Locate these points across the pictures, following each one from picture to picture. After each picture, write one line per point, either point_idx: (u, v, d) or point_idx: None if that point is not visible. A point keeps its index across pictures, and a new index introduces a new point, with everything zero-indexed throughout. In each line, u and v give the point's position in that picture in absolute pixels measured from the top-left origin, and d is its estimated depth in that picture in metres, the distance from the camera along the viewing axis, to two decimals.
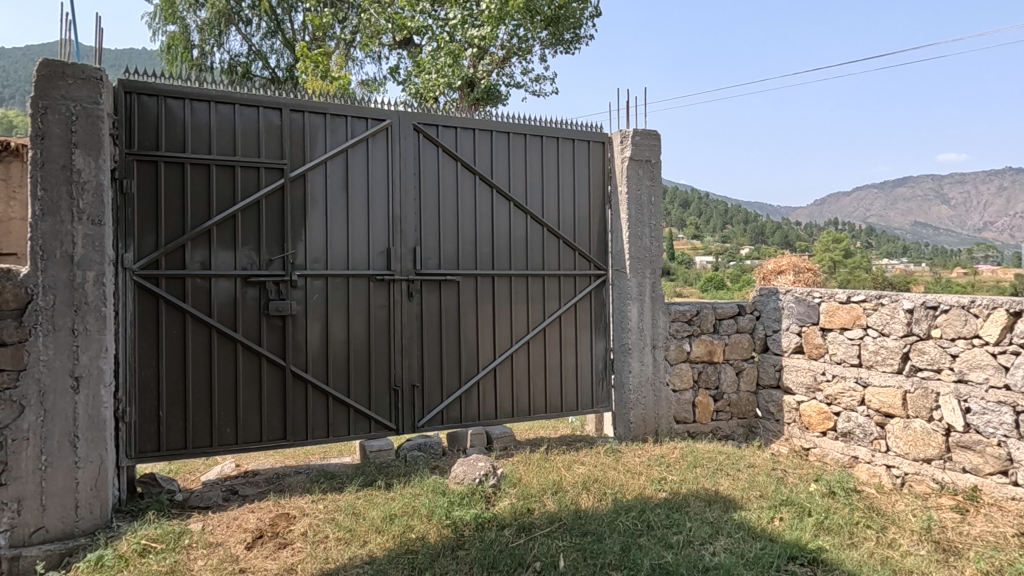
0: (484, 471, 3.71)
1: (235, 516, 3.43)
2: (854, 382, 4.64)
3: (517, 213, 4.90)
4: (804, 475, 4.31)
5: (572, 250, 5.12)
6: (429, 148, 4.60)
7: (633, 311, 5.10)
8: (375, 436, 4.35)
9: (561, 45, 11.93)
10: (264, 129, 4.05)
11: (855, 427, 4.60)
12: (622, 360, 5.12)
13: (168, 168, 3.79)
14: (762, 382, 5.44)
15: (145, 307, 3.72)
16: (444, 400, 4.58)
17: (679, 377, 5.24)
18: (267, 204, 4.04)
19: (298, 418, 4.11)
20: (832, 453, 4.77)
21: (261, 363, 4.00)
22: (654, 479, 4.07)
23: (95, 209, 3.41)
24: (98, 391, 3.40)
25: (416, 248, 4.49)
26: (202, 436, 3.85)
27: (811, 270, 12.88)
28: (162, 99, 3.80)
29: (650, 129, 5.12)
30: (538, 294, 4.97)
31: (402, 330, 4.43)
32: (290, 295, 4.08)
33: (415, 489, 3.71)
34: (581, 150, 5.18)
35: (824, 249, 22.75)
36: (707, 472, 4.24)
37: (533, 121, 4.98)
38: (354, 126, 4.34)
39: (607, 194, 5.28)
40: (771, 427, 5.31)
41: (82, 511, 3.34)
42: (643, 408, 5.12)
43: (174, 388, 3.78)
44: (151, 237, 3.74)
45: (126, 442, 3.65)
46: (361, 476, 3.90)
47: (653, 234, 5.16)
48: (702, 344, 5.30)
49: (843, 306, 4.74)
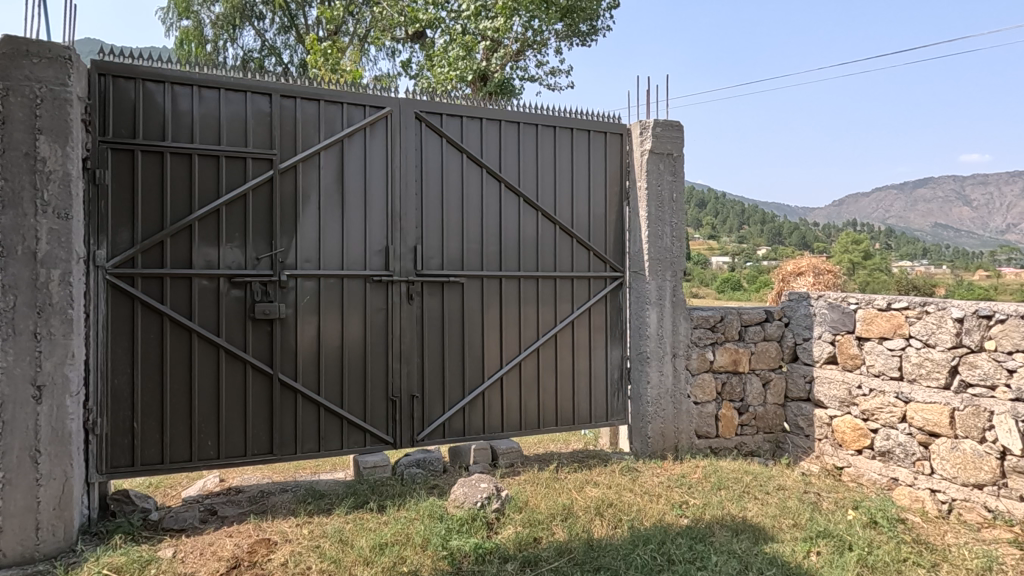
0: (487, 494, 3.36)
1: (210, 542, 3.11)
2: (894, 397, 4.23)
3: (527, 210, 4.54)
4: (840, 500, 3.91)
5: (587, 250, 4.75)
6: (432, 138, 4.25)
7: (652, 315, 4.72)
8: (370, 450, 4.02)
9: (576, 38, 11.52)
10: (252, 117, 3.73)
11: (895, 446, 4.20)
12: (640, 369, 4.74)
13: (146, 158, 3.48)
14: (791, 394, 5.04)
15: (119, 308, 3.41)
16: (446, 411, 4.24)
17: (701, 388, 4.84)
18: (254, 197, 3.72)
19: (286, 430, 3.79)
20: (868, 474, 4.37)
21: (247, 369, 3.68)
22: (674, 503, 3.69)
23: (61, 202, 3.10)
24: (63, 401, 3.09)
25: (417, 247, 4.16)
26: (180, 450, 3.54)
27: (831, 270, 12.23)
28: (140, 82, 3.49)
29: (672, 120, 4.73)
30: (549, 295, 4.61)
31: (402, 336, 4.10)
32: (278, 297, 3.76)
33: (410, 512, 3.36)
34: (598, 142, 4.81)
35: (844, 250, 22.17)
36: (733, 495, 3.85)
37: (546, 111, 4.62)
38: (350, 113, 4.01)
39: (625, 189, 4.90)
40: (800, 443, 4.91)
41: (43, 533, 3.03)
42: (662, 422, 4.73)
43: (151, 397, 3.48)
44: (127, 233, 3.43)
45: (97, 456, 3.35)
46: (352, 496, 3.57)
47: (674, 233, 4.77)
48: (727, 352, 4.91)
49: (883, 314, 4.33)
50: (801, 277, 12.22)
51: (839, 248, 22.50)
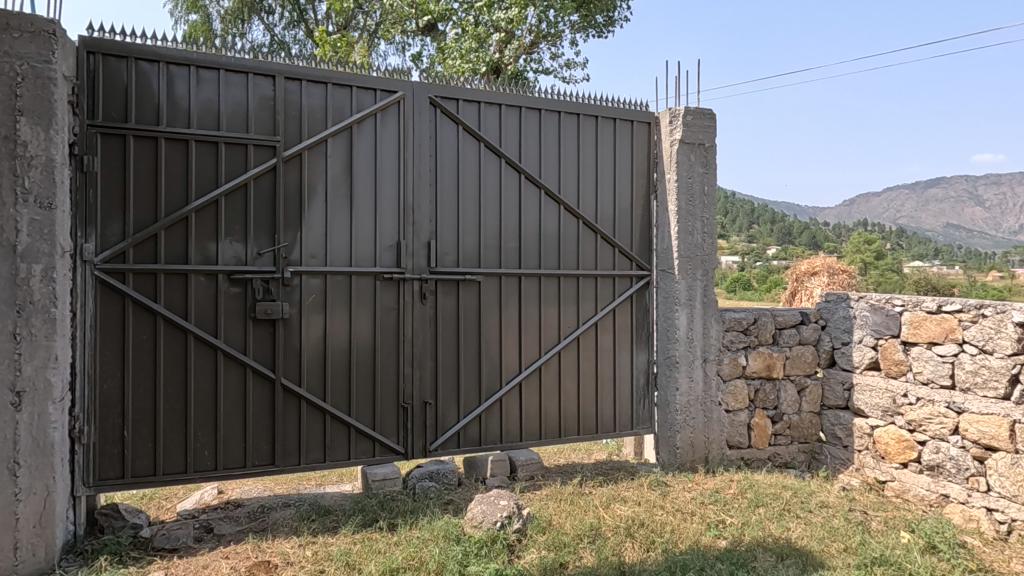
0: (507, 512, 3.07)
1: (205, 564, 2.83)
2: (945, 407, 3.90)
3: (549, 204, 4.25)
4: (889, 519, 3.59)
5: (611, 247, 4.45)
6: (447, 125, 3.96)
7: (682, 317, 4.41)
8: (379, 461, 3.74)
9: (592, 29, 11.18)
10: (255, 102, 3.45)
11: (946, 460, 3.87)
12: (668, 376, 4.44)
13: (139, 144, 3.21)
14: (827, 402, 4.73)
15: (109, 307, 3.14)
16: (460, 419, 3.95)
17: (733, 396, 4.53)
18: (256, 187, 3.44)
19: (289, 439, 3.52)
20: (915, 489, 4.04)
21: (247, 373, 3.41)
22: (709, 523, 3.39)
23: (44, 190, 2.83)
24: (45, 408, 2.82)
25: (431, 243, 3.87)
26: (174, 461, 3.28)
27: (845, 270, 11.78)
28: (133, 62, 3.21)
29: (704, 108, 4.42)
30: (571, 294, 4.32)
31: (414, 337, 3.81)
32: (281, 296, 3.48)
33: (422, 532, 3.08)
34: (624, 131, 4.50)
35: (856, 249, 21.74)
36: (772, 514, 3.55)
37: (570, 97, 4.32)
38: (361, 98, 3.72)
39: (652, 181, 4.59)
40: (838, 455, 4.60)
41: (22, 554, 2.77)
42: (692, 431, 4.42)
43: (142, 403, 3.22)
44: (118, 226, 3.16)
45: (84, 468, 3.08)
46: (360, 514, 3.28)
47: (706, 229, 4.46)
48: (760, 357, 4.60)
49: (932, 317, 4.00)
50: (817, 277, 11.78)
51: (851, 248, 22.12)
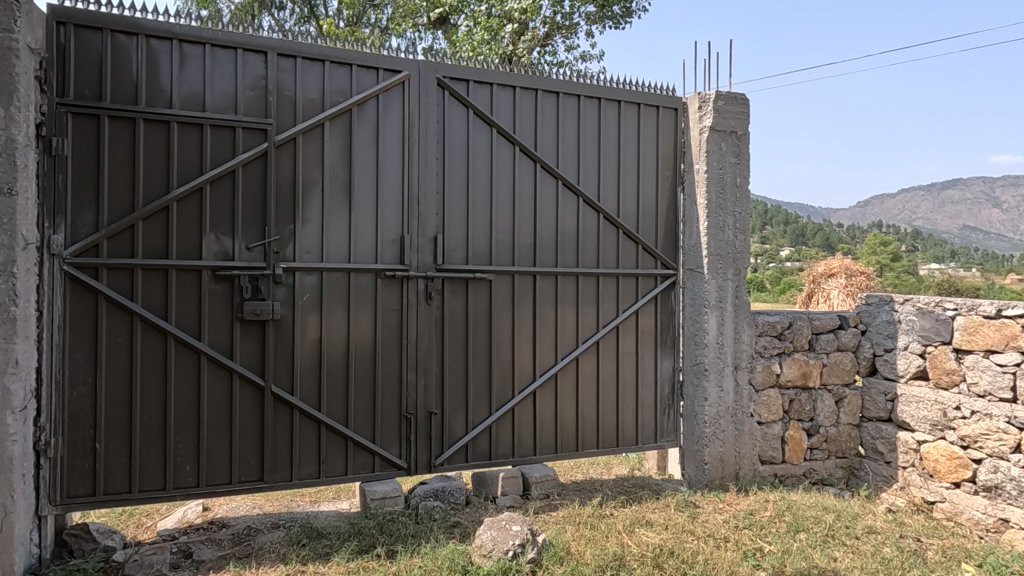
0: (521, 540, 2.73)
1: None
2: (1005, 422, 3.51)
3: (566, 197, 3.90)
4: (946, 548, 3.22)
5: (634, 244, 4.10)
6: (457, 109, 3.63)
7: (711, 320, 4.05)
8: (379, 477, 3.42)
9: (609, 20, 10.82)
10: (245, 80, 3.13)
11: (1006, 481, 3.49)
12: (695, 385, 4.09)
13: (115, 125, 2.90)
14: (868, 414, 4.36)
15: (80, 305, 2.83)
16: (469, 430, 3.62)
17: (765, 406, 4.17)
18: (245, 175, 3.12)
19: (280, 452, 3.21)
20: (969, 512, 3.66)
21: (233, 380, 3.09)
22: (746, 551, 3.04)
23: (3, 174, 2.52)
24: (3, 419, 2.50)
25: (439, 238, 3.54)
26: (152, 477, 2.97)
27: (864, 270, 11.26)
28: (108, 34, 2.89)
29: (736, 92, 4.07)
30: (591, 294, 3.97)
31: (418, 340, 3.48)
32: (273, 295, 3.16)
33: (424, 561, 2.76)
34: (649, 117, 4.15)
35: (871, 251, 21.20)
36: (815, 541, 3.19)
37: (591, 80, 3.98)
38: (361, 78, 3.39)
39: (678, 172, 4.24)
40: (880, 471, 4.23)
41: None
42: (721, 445, 4.06)
43: (117, 413, 2.91)
44: (91, 216, 2.86)
45: (50, 485, 2.78)
46: (356, 539, 2.96)
47: (737, 225, 4.11)
48: (796, 364, 4.24)
49: (990, 322, 3.61)
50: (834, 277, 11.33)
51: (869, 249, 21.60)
